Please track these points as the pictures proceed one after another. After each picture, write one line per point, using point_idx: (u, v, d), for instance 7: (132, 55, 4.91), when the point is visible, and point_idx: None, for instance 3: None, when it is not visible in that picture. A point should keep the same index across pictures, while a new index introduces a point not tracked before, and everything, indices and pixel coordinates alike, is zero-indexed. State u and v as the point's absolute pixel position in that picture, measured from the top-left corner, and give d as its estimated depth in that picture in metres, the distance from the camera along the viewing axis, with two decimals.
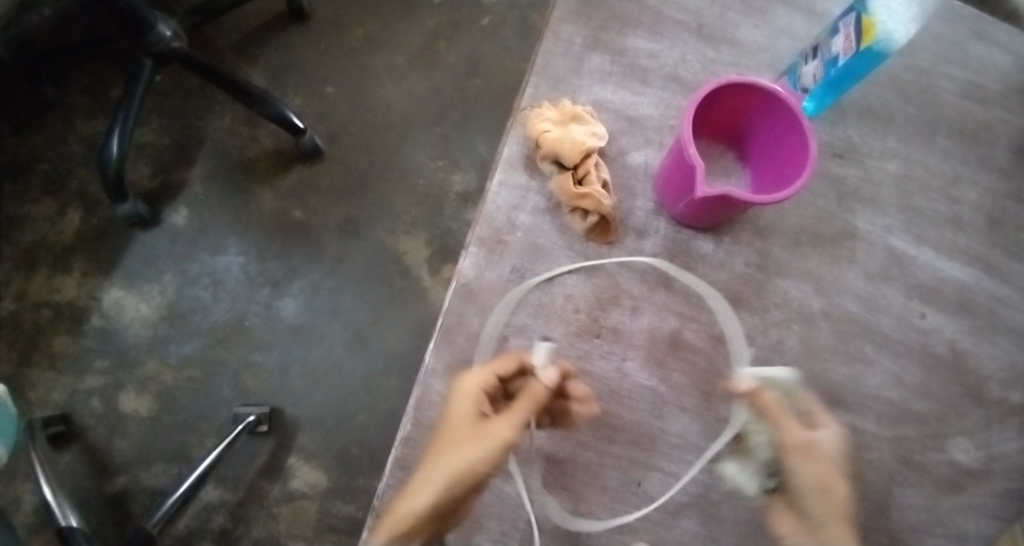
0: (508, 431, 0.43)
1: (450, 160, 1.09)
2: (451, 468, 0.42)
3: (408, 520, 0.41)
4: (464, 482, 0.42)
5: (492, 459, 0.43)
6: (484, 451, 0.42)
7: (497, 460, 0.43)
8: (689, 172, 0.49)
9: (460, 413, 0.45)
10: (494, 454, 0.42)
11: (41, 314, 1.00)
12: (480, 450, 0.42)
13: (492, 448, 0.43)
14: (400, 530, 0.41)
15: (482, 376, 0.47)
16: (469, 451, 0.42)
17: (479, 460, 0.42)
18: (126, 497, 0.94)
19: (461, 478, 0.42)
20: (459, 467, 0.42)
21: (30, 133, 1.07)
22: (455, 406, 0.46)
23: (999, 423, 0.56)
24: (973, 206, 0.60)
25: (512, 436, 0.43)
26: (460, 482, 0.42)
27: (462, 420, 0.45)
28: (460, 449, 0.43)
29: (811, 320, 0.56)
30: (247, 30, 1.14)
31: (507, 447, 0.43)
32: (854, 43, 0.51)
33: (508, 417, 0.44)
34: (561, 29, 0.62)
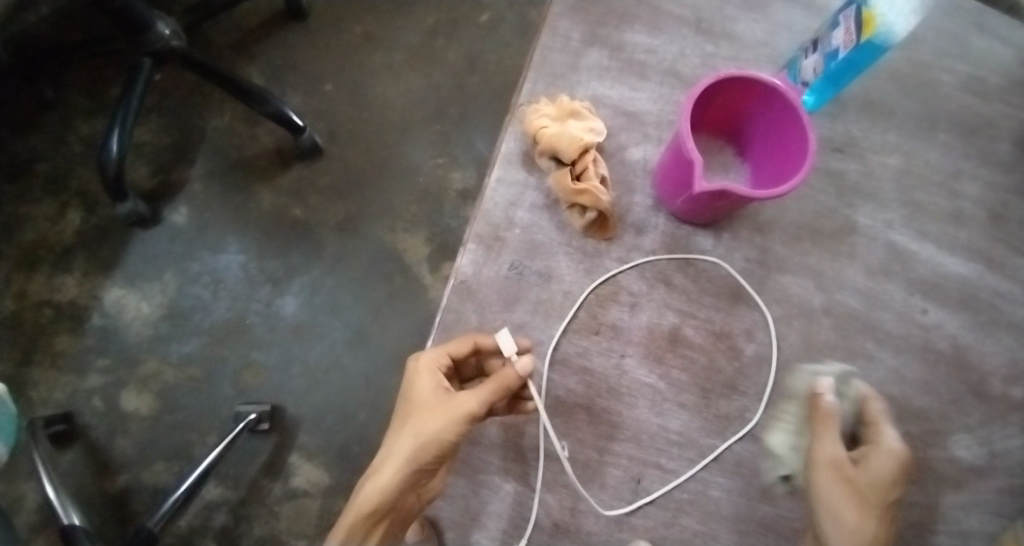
0: (461, 405, 0.47)
1: (450, 157, 1.09)
2: (411, 442, 0.47)
3: (380, 494, 0.47)
4: (426, 453, 0.47)
5: (449, 430, 0.46)
6: (437, 424, 0.47)
7: (457, 431, 0.46)
8: (687, 167, 0.49)
9: (419, 392, 0.50)
10: (449, 425, 0.46)
11: (42, 314, 1.00)
12: (434, 423, 0.47)
13: (446, 420, 0.47)
14: (376, 504, 0.48)
15: (437, 356, 0.51)
16: (426, 425, 0.47)
17: (435, 433, 0.47)
18: (127, 495, 0.94)
19: (421, 450, 0.47)
20: (418, 441, 0.47)
21: (30, 133, 1.07)
22: (414, 386, 0.51)
23: (1001, 419, 0.55)
24: (974, 201, 0.60)
25: (466, 408, 0.47)
26: (422, 454, 0.47)
27: (422, 398, 0.50)
28: (417, 424, 0.48)
29: (811, 316, 0.56)
30: (246, 28, 1.14)
31: (464, 419, 0.46)
32: (854, 36, 0.51)
33: (465, 392, 0.47)
34: (558, 25, 0.62)
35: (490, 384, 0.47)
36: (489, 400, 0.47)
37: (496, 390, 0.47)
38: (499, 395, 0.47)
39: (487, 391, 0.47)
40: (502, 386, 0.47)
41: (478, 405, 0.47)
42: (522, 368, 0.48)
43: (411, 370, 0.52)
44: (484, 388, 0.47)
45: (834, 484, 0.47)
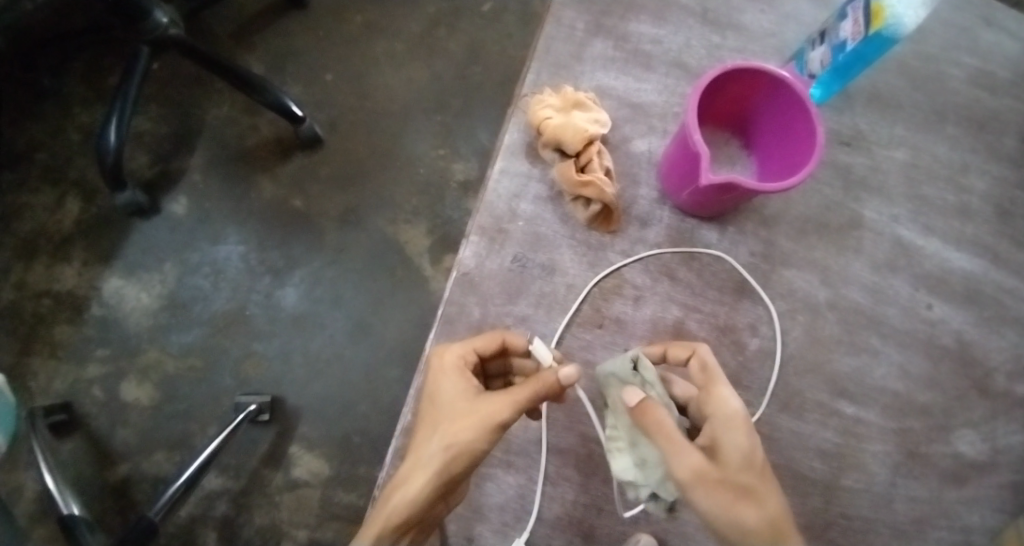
0: (497, 412, 0.43)
1: (451, 149, 1.08)
2: (440, 452, 0.44)
3: (407, 508, 0.44)
4: (458, 462, 0.44)
5: (482, 438, 0.43)
6: (471, 432, 0.43)
7: (489, 438, 0.44)
8: (694, 160, 0.48)
9: (445, 394, 0.46)
10: (484, 432, 0.43)
11: (42, 304, 1.00)
12: (468, 432, 0.43)
13: (480, 428, 0.43)
14: (401, 518, 0.44)
15: (464, 354, 0.48)
16: (458, 433, 0.44)
17: (469, 442, 0.43)
18: (128, 485, 0.94)
19: (452, 460, 0.44)
20: (449, 451, 0.44)
21: (28, 122, 1.06)
22: (439, 387, 0.47)
23: (1004, 415, 0.55)
24: (981, 196, 0.59)
25: (502, 415, 0.43)
26: (453, 463, 0.44)
27: (449, 400, 0.46)
28: (447, 432, 0.44)
29: (816, 311, 0.56)
30: (246, 16, 1.13)
31: (500, 426, 0.43)
32: (863, 27, 0.50)
33: (499, 398, 0.44)
34: (562, 14, 0.61)
35: (528, 390, 0.43)
36: (525, 407, 0.44)
37: (534, 398, 0.43)
38: (537, 403, 0.44)
39: (525, 398, 0.43)
40: (542, 394, 0.43)
41: (514, 412, 0.44)
42: (566, 376, 0.43)
43: (434, 370, 0.48)
44: (521, 395, 0.44)
45: (713, 489, 0.43)
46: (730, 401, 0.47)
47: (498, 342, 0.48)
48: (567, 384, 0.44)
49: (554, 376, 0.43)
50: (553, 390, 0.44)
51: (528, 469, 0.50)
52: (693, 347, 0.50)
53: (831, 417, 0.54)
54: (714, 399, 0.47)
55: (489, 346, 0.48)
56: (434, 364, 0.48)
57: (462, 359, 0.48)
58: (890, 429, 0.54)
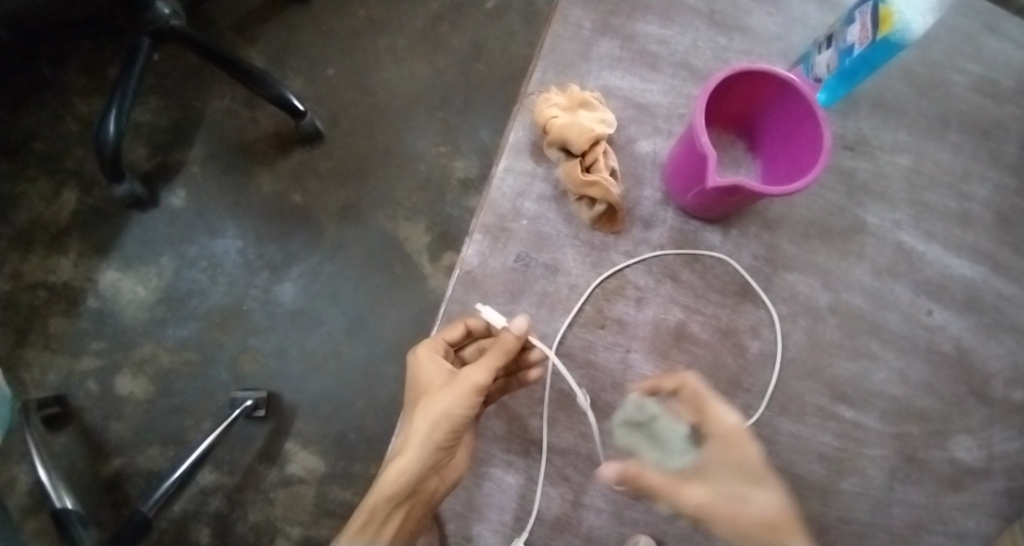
0: (470, 377, 0.47)
1: (452, 146, 1.08)
2: (424, 424, 0.47)
3: (402, 477, 0.47)
4: (441, 431, 0.47)
5: (460, 404, 0.47)
6: (448, 400, 0.47)
7: (467, 404, 0.47)
8: (700, 162, 0.48)
9: (426, 376, 0.50)
10: (461, 399, 0.47)
11: (37, 295, 0.99)
12: (446, 400, 0.47)
13: (456, 396, 0.47)
14: (399, 487, 0.47)
15: (437, 339, 0.51)
16: (437, 403, 0.47)
17: (447, 409, 0.47)
18: (121, 479, 0.93)
19: (436, 429, 0.47)
20: (431, 421, 0.47)
21: (25, 110, 1.05)
22: (419, 372, 0.51)
23: (1002, 421, 0.55)
24: (982, 203, 0.60)
25: (474, 380, 0.47)
26: (437, 432, 0.47)
27: (430, 381, 0.50)
28: (428, 404, 0.48)
29: (818, 315, 0.56)
30: (248, 9, 1.12)
31: (475, 390, 0.47)
32: (870, 32, 0.50)
33: (471, 367, 0.48)
34: (569, 13, 0.60)
35: (492, 352, 0.47)
36: (495, 369, 0.47)
37: (500, 358, 0.47)
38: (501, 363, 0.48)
39: (491, 360, 0.47)
40: (507, 352, 0.47)
41: (485, 376, 0.47)
42: (519, 327, 0.48)
43: (414, 359, 0.52)
44: (487, 358, 0.48)
45: (717, 515, 0.47)
46: (723, 423, 0.48)
47: (461, 326, 0.51)
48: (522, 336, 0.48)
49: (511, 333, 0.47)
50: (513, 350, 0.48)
51: (528, 469, 0.50)
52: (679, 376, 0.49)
53: (831, 421, 0.54)
54: (709, 424, 0.48)
55: (456, 330, 0.51)
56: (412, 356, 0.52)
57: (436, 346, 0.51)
58: (889, 434, 0.54)
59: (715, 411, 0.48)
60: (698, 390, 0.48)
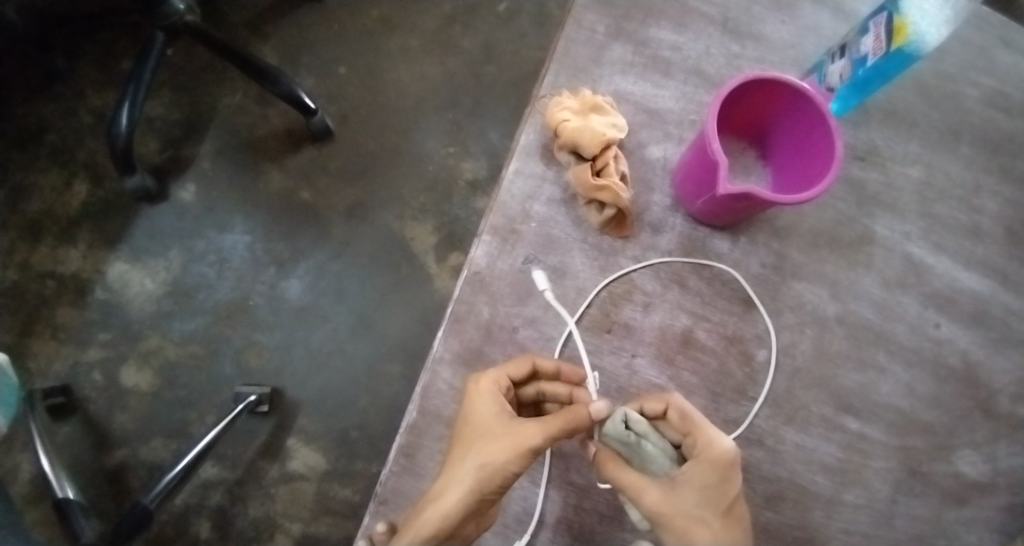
0: (531, 436, 0.45)
1: (461, 147, 1.08)
2: (474, 471, 0.45)
3: (439, 524, 0.44)
4: (492, 483, 0.45)
5: (516, 462, 0.45)
6: (507, 455, 0.45)
7: (521, 463, 0.45)
8: (712, 169, 0.48)
9: (480, 415, 0.47)
10: (519, 456, 0.45)
11: (45, 285, 1.00)
12: (504, 453, 0.45)
13: (515, 452, 0.45)
14: (433, 532, 0.44)
15: (499, 373, 0.48)
16: (495, 454, 0.45)
17: (505, 463, 0.45)
18: (124, 470, 0.94)
19: (487, 481, 0.45)
20: (483, 470, 0.45)
21: (39, 101, 1.06)
22: (474, 407, 0.47)
23: (1008, 437, 0.55)
24: (992, 216, 0.59)
25: (536, 439, 0.45)
26: (486, 483, 0.45)
27: (485, 422, 0.46)
28: (481, 450, 0.45)
29: (825, 325, 0.56)
30: (261, 6, 1.12)
31: (533, 451, 0.45)
32: (885, 43, 0.50)
33: (534, 423, 0.45)
34: (583, 17, 0.61)
35: (561, 418, 0.45)
36: (557, 435, 0.45)
37: (566, 428, 0.45)
38: (569, 431, 0.45)
39: (558, 425, 0.45)
40: (576, 422, 0.44)
41: (545, 439, 0.45)
42: (598, 410, 0.44)
43: (470, 391, 0.48)
44: (553, 422, 0.45)
45: (677, 529, 0.46)
46: (713, 445, 0.46)
47: (527, 368, 0.48)
48: (598, 420, 0.45)
49: (586, 410, 0.44)
50: (588, 424, 0.45)
51: (531, 472, 0.50)
52: (666, 398, 0.48)
53: (836, 432, 0.53)
54: (697, 443, 0.46)
55: (523, 367, 0.48)
56: (468, 387, 0.48)
57: (497, 383, 0.48)
58: (894, 447, 0.54)
59: (705, 430, 0.46)
60: (685, 410, 0.47)
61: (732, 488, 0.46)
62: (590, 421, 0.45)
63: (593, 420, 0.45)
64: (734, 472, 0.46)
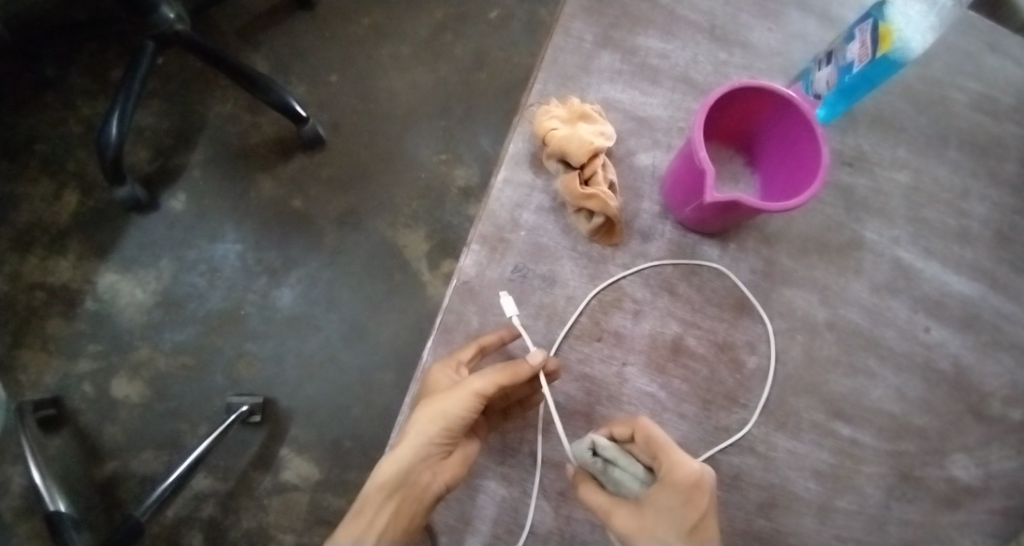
0: (471, 383, 0.47)
1: (453, 154, 1.08)
2: (421, 418, 0.48)
3: (393, 470, 0.47)
4: (438, 428, 0.47)
5: (457, 407, 0.46)
6: (448, 401, 0.47)
7: (465, 408, 0.46)
8: (699, 176, 0.49)
9: (436, 373, 0.49)
10: (458, 400, 0.46)
11: (35, 297, 0.99)
12: (444, 399, 0.47)
13: (454, 397, 0.46)
14: (385, 476, 0.47)
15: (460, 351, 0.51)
16: (436, 402, 0.47)
17: (445, 407, 0.46)
18: (115, 483, 0.93)
19: (433, 426, 0.47)
20: (429, 417, 0.47)
21: (28, 112, 1.05)
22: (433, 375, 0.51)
23: (1000, 440, 0.55)
24: (981, 220, 0.60)
25: (474, 382, 0.46)
26: (432, 428, 0.47)
27: (438, 378, 0.49)
28: (427, 401, 0.48)
29: (815, 331, 0.56)
30: (253, 15, 1.12)
31: (471, 395, 0.46)
32: (870, 50, 0.50)
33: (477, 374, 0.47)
34: (571, 25, 0.61)
35: (503, 367, 0.47)
36: (496, 380, 0.47)
37: (506, 373, 0.47)
38: (508, 377, 0.47)
39: (497, 374, 0.47)
40: (515, 366, 0.47)
41: (485, 383, 0.46)
42: (535, 358, 0.47)
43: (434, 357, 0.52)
44: (495, 371, 0.47)
45: None
46: (676, 467, 0.44)
47: (473, 347, 0.50)
48: (537, 367, 0.47)
49: (524, 362, 0.47)
50: (526, 371, 0.47)
51: (522, 482, 0.49)
52: (633, 422, 0.47)
53: (827, 437, 0.53)
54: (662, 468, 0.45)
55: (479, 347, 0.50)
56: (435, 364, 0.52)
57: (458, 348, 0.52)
58: (886, 452, 0.54)
59: (668, 453, 0.45)
60: (651, 433, 0.46)
61: (695, 511, 0.44)
62: (528, 370, 0.47)
63: (533, 370, 0.47)
64: (700, 495, 0.44)
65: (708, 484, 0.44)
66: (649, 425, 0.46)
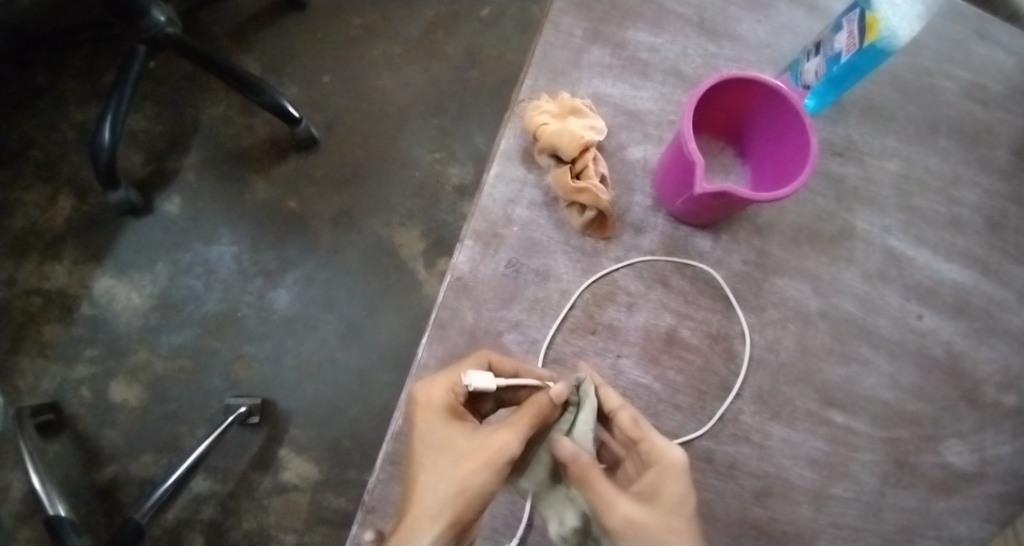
0: (507, 449, 0.43)
1: (447, 152, 1.08)
2: (451, 495, 0.43)
3: None
4: (470, 503, 0.43)
5: (494, 479, 0.43)
6: (484, 473, 0.43)
7: (499, 476, 0.43)
8: (689, 168, 0.49)
9: (446, 430, 0.45)
10: (497, 472, 0.43)
11: (32, 302, 0.99)
12: (480, 472, 0.43)
13: (492, 466, 0.43)
14: None
15: (454, 387, 0.46)
16: (469, 476, 0.43)
17: (482, 480, 0.43)
18: (115, 487, 0.93)
19: (464, 503, 0.43)
20: (461, 493, 0.43)
21: (20, 118, 1.05)
22: (434, 427, 0.45)
23: (994, 426, 0.55)
24: (972, 208, 0.60)
25: (512, 448, 0.43)
26: (464, 505, 0.43)
27: (450, 436, 0.45)
28: (455, 474, 0.43)
29: (808, 320, 0.56)
30: (244, 17, 1.12)
31: (508, 461, 0.43)
32: (857, 40, 0.51)
33: (504, 430, 0.44)
34: (560, 20, 0.61)
35: (529, 415, 0.44)
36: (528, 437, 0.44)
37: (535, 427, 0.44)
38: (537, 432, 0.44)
39: (528, 429, 0.44)
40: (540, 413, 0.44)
41: (520, 446, 0.43)
42: (557, 393, 0.44)
43: (419, 409, 0.46)
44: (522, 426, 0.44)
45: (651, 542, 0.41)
46: (665, 450, 0.44)
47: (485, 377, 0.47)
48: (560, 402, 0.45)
49: (547, 398, 0.44)
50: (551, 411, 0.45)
51: None
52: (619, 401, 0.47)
53: (822, 426, 0.54)
54: (646, 450, 0.45)
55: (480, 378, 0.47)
56: (422, 404, 0.46)
57: (448, 393, 0.46)
58: (881, 439, 0.54)
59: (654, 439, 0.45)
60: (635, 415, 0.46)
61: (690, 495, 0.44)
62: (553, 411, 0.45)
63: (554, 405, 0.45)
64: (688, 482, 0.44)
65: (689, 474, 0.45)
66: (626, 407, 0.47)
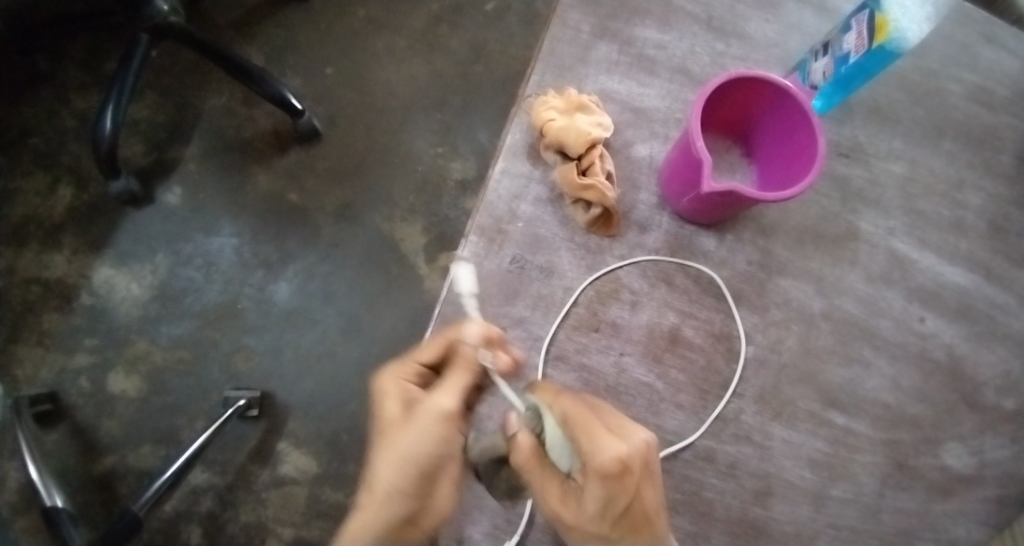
0: (440, 406, 0.45)
1: (450, 147, 1.08)
2: (394, 462, 0.45)
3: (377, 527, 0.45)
4: (413, 466, 0.45)
5: (431, 439, 0.45)
6: (419, 436, 0.45)
7: (437, 435, 0.45)
8: (696, 167, 0.49)
9: (390, 407, 0.48)
10: (431, 431, 0.45)
11: (31, 291, 0.98)
12: (414, 435, 0.45)
13: (427, 426, 0.45)
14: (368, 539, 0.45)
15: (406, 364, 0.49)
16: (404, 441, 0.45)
17: (419, 442, 0.45)
18: (113, 477, 0.93)
19: (407, 467, 0.45)
20: (401, 458, 0.45)
21: (20, 106, 1.05)
22: (385, 405, 0.48)
23: (994, 429, 0.55)
24: (976, 211, 0.60)
25: (442, 403, 0.46)
26: (408, 467, 0.45)
27: (394, 410, 0.48)
28: (395, 442, 0.46)
29: (811, 321, 0.56)
30: (248, 7, 1.12)
31: (442, 418, 0.45)
32: (866, 41, 0.50)
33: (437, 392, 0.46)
34: (568, 16, 0.61)
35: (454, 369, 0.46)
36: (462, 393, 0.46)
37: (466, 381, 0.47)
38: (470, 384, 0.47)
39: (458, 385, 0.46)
40: (467, 370, 0.47)
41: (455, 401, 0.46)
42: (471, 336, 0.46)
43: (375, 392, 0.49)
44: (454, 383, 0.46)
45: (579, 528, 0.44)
46: (594, 455, 0.42)
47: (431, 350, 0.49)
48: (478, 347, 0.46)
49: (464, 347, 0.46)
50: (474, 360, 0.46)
51: None
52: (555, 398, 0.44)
53: (823, 427, 0.54)
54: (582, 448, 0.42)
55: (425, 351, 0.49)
56: (377, 387, 0.49)
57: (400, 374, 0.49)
58: (882, 441, 0.54)
59: (586, 438, 0.42)
60: (566, 415, 0.43)
61: (625, 492, 0.42)
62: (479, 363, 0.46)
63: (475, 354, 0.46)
64: (623, 480, 0.42)
65: (629, 468, 0.41)
66: (563, 403, 0.43)
